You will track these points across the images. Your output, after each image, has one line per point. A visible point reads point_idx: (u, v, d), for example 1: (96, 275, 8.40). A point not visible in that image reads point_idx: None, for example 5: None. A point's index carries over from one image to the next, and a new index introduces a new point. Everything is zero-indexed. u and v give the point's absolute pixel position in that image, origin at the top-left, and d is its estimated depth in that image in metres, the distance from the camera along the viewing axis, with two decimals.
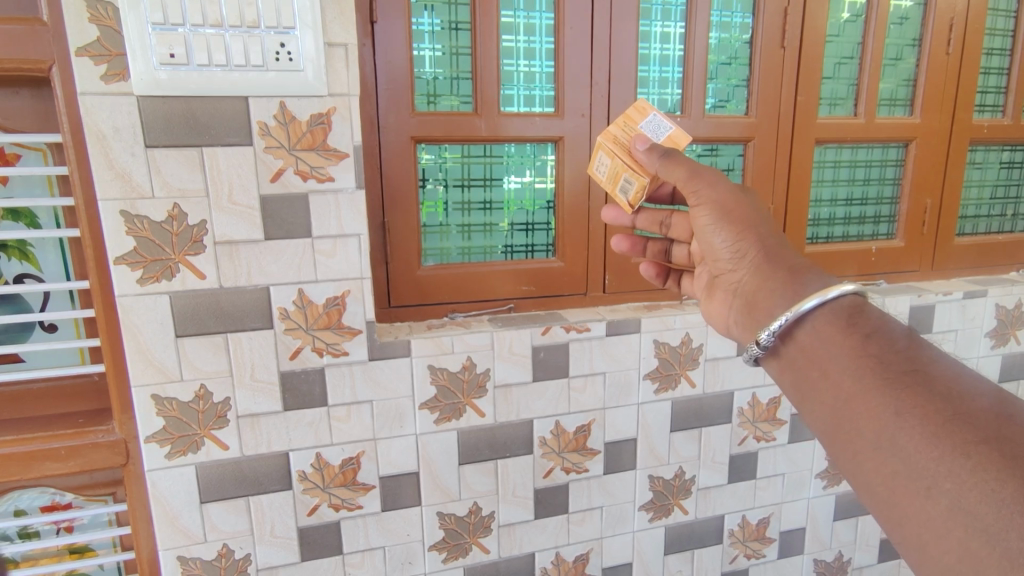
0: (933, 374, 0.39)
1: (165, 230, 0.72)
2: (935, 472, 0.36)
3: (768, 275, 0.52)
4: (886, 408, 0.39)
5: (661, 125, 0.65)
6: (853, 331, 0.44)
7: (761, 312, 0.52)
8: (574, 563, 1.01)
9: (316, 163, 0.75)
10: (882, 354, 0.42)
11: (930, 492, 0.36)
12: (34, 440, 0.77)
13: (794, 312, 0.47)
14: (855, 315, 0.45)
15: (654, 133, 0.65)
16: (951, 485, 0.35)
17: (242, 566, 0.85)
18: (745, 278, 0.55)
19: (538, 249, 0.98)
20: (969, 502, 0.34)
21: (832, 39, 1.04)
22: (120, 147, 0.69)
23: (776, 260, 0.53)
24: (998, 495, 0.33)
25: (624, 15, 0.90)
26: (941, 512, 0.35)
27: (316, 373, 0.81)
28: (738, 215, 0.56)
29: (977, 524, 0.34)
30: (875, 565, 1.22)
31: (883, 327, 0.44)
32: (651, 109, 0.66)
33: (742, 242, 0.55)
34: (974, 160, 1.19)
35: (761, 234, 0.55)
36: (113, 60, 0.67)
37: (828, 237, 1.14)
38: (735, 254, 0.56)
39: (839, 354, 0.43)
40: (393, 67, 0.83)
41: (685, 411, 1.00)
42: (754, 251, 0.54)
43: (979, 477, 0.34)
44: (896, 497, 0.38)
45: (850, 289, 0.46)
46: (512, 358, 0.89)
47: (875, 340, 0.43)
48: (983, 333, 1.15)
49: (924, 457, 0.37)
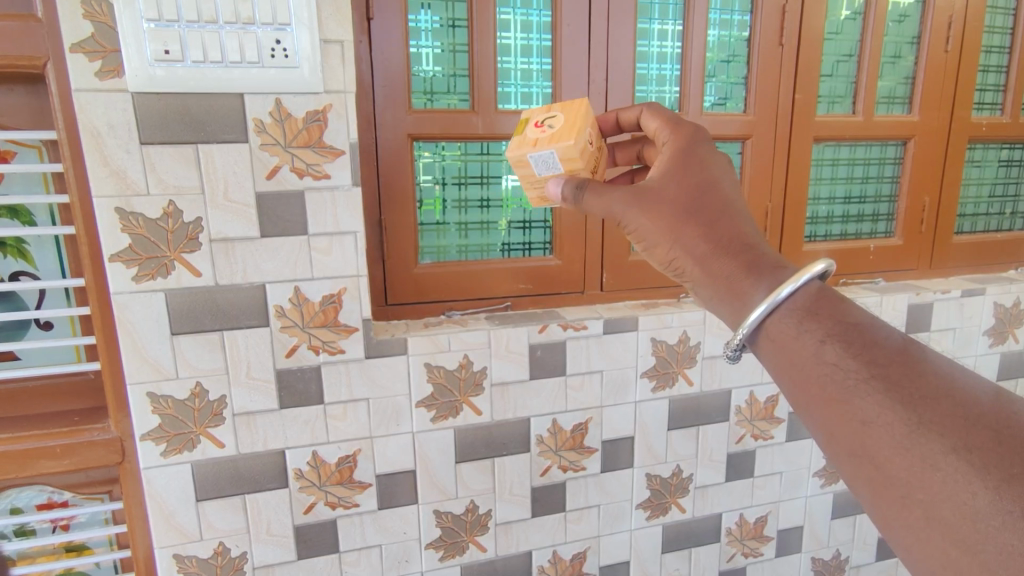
0: (893, 377, 0.39)
1: (160, 227, 0.72)
2: (914, 485, 0.37)
3: (714, 284, 0.51)
4: (857, 417, 0.40)
5: (547, 158, 0.59)
6: (810, 334, 0.44)
7: (728, 302, 0.50)
8: (570, 562, 1.01)
9: (312, 160, 0.75)
10: (839, 359, 0.41)
11: (906, 501, 0.37)
12: (30, 438, 0.77)
13: (771, 300, 0.46)
14: (824, 301, 0.45)
15: (548, 167, 0.61)
16: (924, 495, 0.36)
17: (239, 565, 0.85)
18: (696, 291, 0.54)
19: (535, 247, 0.98)
20: (946, 512, 0.35)
21: (831, 37, 1.04)
22: (114, 144, 0.69)
23: (712, 270, 0.51)
24: (973, 507, 0.34)
25: (621, 12, 0.90)
26: (919, 520, 0.36)
27: (311, 371, 0.81)
28: (674, 228, 0.53)
29: (955, 536, 0.35)
30: (871, 563, 1.22)
31: (842, 322, 0.44)
32: (525, 154, 0.60)
33: (677, 260, 0.54)
34: (973, 158, 1.19)
35: (690, 245, 0.53)
36: (107, 56, 0.67)
37: (825, 235, 1.14)
38: (675, 270, 0.55)
39: (799, 361, 0.43)
40: (389, 65, 0.83)
41: (682, 409, 1.00)
42: (687, 265, 0.53)
43: (952, 489, 0.35)
44: (878, 503, 0.39)
45: (818, 271, 0.46)
46: (508, 356, 0.88)
47: (832, 342, 0.42)
48: (981, 331, 1.14)
49: (901, 466, 0.37)
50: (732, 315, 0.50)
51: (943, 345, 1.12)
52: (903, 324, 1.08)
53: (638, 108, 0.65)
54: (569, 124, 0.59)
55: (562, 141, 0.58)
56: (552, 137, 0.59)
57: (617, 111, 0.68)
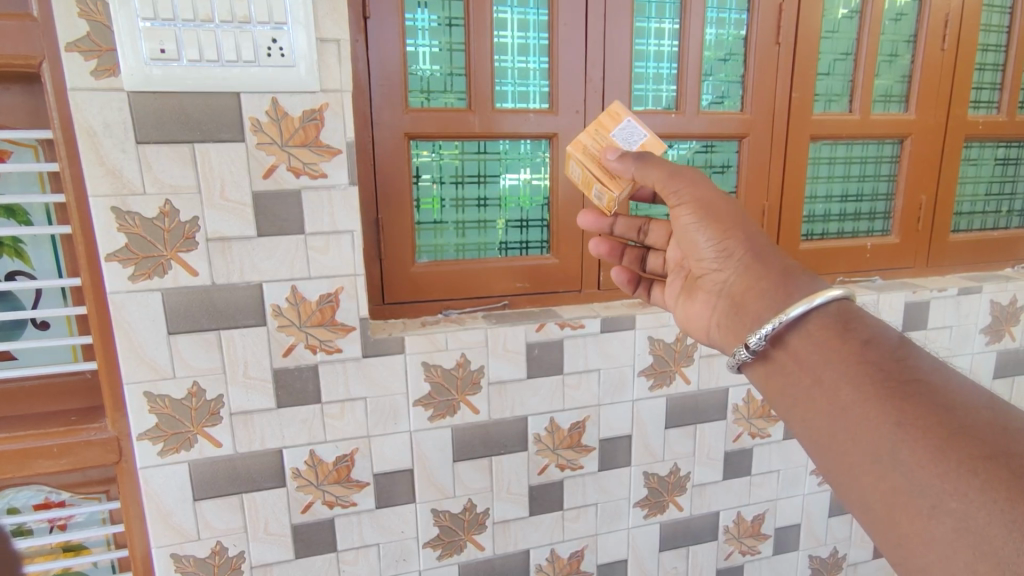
0: (930, 383, 0.40)
1: (156, 226, 0.72)
2: (939, 488, 0.36)
3: (760, 273, 0.52)
4: (884, 421, 0.39)
5: (633, 129, 0.65)
6: (852, 335, 0.45)
7: (758, 297, 0.51)
8: (568, 560, 1.01)
9: (309, 160, 0.75)
10: (880, 359, 0.42)
11: (934, 511, 0.36)
12: (27, 438, 0.77)
13: (781, 318, 0.47)
14: (847, 320, 0.46)
15: (627, 141, 0.64)
16: (956, 505, 0.35)
17: (236, 564, 0.85)
18: (733, 276, 0.54)
19: (532, 245, 0.98)
20: (972, 522, 0.34)
21: (828, 36, 1.04)
22: (110, 143, 0.69)
23: (765, 259, 0.53)
24: (1009, 516, 0.33)
25: (618, 11, 0.90)
26: (946, 531, 0.35)
27: (309, 370, 0.81)
28: (725, 215, 0.55)
29: (985, 547, 0.33)
30: (869, 561, 1.22)
31: (877, 330, 0.45)
32: (624, 114, 0.66)
33: (728, 241, 0.55)
34: (970, 156, 1.19)
35: (746, 233, 0.55)
36: (103, 55, 0.66)
37: (823, 233, 1.14)
38: (720, 254, 0.55)
39: (835, 361, 0.44)
40: (387, 63, 0.83)
41: (680, 407, 1.00)
42: (740, 250, 0.54)
43: (987, 498, 0.34)
44: (896, 516, 0.38)
45: (838, 296, 0.47)
46: (505, 355, 0.88)
47: (874, 344, 0.44)
48: (978, 328, 1.15)
49: (928, 474, 0.37)
50: (751, 325, 0.51)
51: (940, 343, 1.13)
52: (902, 322, 1.08)
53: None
54: None
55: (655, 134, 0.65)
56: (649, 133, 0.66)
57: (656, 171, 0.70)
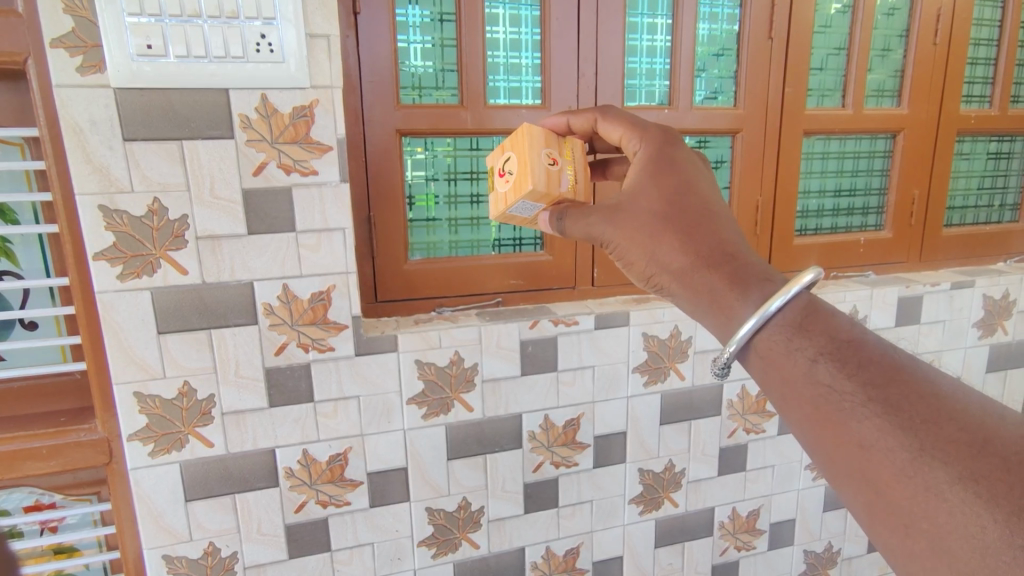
0: (908, 388, 0.39)
1: (145, 224, 0.71)
2: (913, 510, 0.36)
3: (699, 292, 0.51)
4: (857, 441, 0.39)
5: (521, 206, 0.62)
6: (801, 354, 0.44)
7: (712, 314, 0.50)
8: (564, 558, 1.01)
9: (299, 156, 0.74)
10: (834, 380, 0.41)
11: (910, 531, 0.37)
12: (14, 440, 0.76)
13: (760, 315, 0.46)
14: (807, 320, 0.45)
15: (530, 208, 0.63)
16: (930, 526, 0.36)
17: (229, 565, 0.84)
18: (677, 301, 0.54)
19: (525, 242, 0.98)
20: (947, 544, 0.35)
21: (821, 31, 1.04)
22: (97, 140, 0.68)
23: (690, 283, 0.51)
24: (981, 539, 0.33)
25: (609, 7, 0.90)
26: (924, 551, 0.36)
27: (301, 369, 0.81)
28: (642, 248, 0.54)
29: (962, 567, 0.34)
30: (864, 555, 1.23)
31: (833, 338, 0.43)
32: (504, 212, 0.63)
33: (655, 274, 0.55)
34: (962, 151, 1.19)
35: (666, 260, 0.53)
36: (89, 52, 0.66)
37: (816, 228, 1.14)
38: (654, 284, 0.56)
39: (791, 381, 0.44)
40: (377, 60, 0.82)
41: (674, 404, 1.00)
42: (667, 279, 0.54)
43: (961, 521, 0.34)
44: (881, 530, 0.39)
45: (807, 281, 0.45)
46: (499, 352, 0.88)
47: (824, 360, 0.42)
48: (971, 323, 1.15)
49: (902, 496, 0.37)
50: (718, 328, 0.50)
51: (933, 338, 1.13)
52: (895, 317, 1.09)
53: (592, 114, 0.65)
54: (521, 167, 0.60)
55: (522, 189, 0.59)
56: (514, 186, 0.61)
57: (569, 118, 0.68)
